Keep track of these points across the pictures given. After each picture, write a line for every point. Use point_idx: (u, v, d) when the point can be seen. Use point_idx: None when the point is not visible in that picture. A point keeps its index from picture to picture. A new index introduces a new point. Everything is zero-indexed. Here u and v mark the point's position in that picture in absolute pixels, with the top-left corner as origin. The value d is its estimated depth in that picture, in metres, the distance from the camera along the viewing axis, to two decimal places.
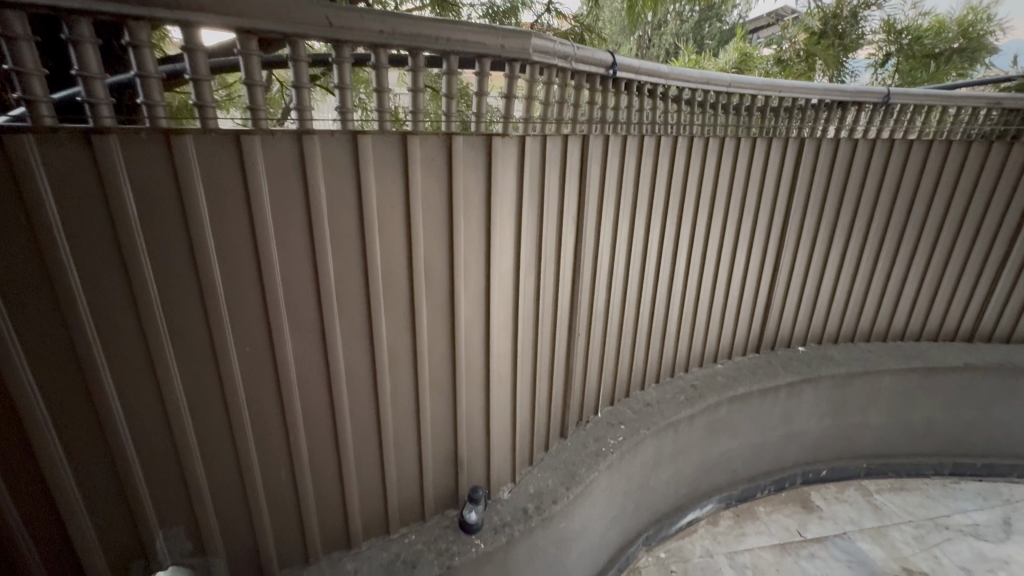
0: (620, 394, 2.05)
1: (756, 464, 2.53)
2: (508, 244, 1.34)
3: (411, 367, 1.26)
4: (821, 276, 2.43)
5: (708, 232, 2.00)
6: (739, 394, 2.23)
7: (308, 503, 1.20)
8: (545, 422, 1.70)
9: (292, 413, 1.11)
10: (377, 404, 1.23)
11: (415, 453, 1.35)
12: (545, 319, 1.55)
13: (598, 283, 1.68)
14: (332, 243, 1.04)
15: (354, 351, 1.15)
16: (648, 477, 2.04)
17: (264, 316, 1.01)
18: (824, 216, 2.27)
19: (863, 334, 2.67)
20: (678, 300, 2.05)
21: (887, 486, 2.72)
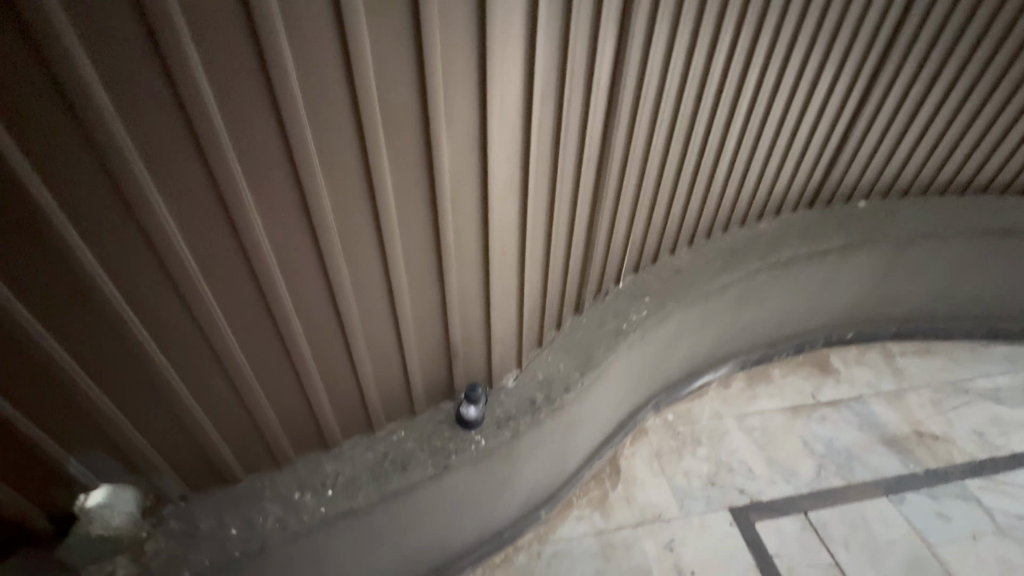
0: (646, 261, 1.72)
1: (781, 329, 2.32)
2: (514, 61, 0.86)
3: (373, 239, 0.91)
4: (910, 121, 1.86)
5: (790, 53, 1.41)
6: (784, 259, 1.93)
7: (260, 409, 0.97)
8: (558, 300, 1.41)
9: (201, 303, 0.81)
10: (329, 288, 0.92)
11: (394, 343, 1.08)
12: (566, 173, 1.13)
13: (638, 122, 1.20)
14: (203, 61, 0.63)
15: (280, 218, 0.80)
16: (667, 350, 1.84)
17: (98, 166, 0.65)
18: (950, 30, 1.61)
19: (937, 188, 2.21)
20: (730, 152, 1.56)
21: (911, 348, 2.57)
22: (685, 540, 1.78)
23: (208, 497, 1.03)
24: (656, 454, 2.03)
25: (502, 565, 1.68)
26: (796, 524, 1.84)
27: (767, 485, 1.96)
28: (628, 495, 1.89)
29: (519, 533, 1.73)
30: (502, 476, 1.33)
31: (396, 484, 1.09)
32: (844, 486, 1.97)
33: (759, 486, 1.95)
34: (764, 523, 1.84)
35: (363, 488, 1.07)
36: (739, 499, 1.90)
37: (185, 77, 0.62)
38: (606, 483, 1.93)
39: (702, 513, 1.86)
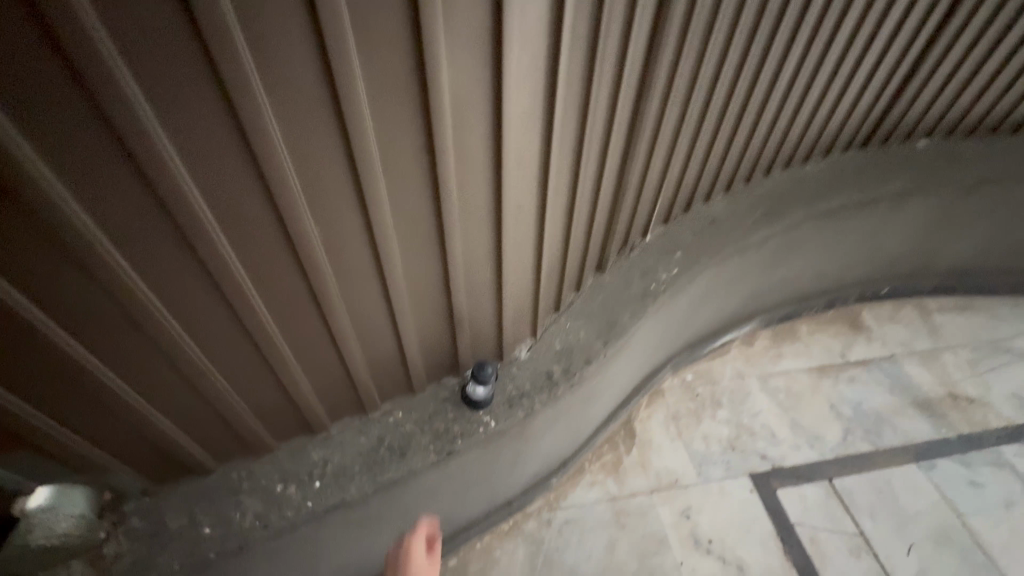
0: (678, 211, 1.50)
1: (813, 284, 2.13)
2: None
3: (340, 178, 0.71)
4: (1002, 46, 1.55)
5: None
6: (832, 208, 1.71)
7: (219, 389, 0.81)
8: (579, 259, 1.21)
9: (111, 268, 0.62)
10: (288, 242, 0.73)
11: (383, 309, 0.91)
12: (599, 103, 0.90)
13: (691, 37, 0.94)
14: None
15: (207, 151, 0.59)
16: (693, 310, 1.66)
17: None
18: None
19: (1010, 126, 1.93)
20: (790, 85, 1.29)
21: (950, 304, 2.38)
22: (703, 508, 1.69)
23: (182, 487, 0.90)
24: (674, 417, 1.91)
25: (510, 532, 1.60)
26: (820, 492, 1.75)
27: (790, 450, 1.85)
28: (643, 460, 1.79)
29: (529, 500, 1.64)
30: (513, 454, 1.20)
31: (394, 473, 0.96)
32: (872, 452, 1.86)
33: (782, 451, 1.84)
34: (787, 491, 1.75)
35: (356, 479, 0.94)
36: (760, 466, 1.80)
37: None
38: (620, 446, 1.82)
39: (721, 479, 1.76)
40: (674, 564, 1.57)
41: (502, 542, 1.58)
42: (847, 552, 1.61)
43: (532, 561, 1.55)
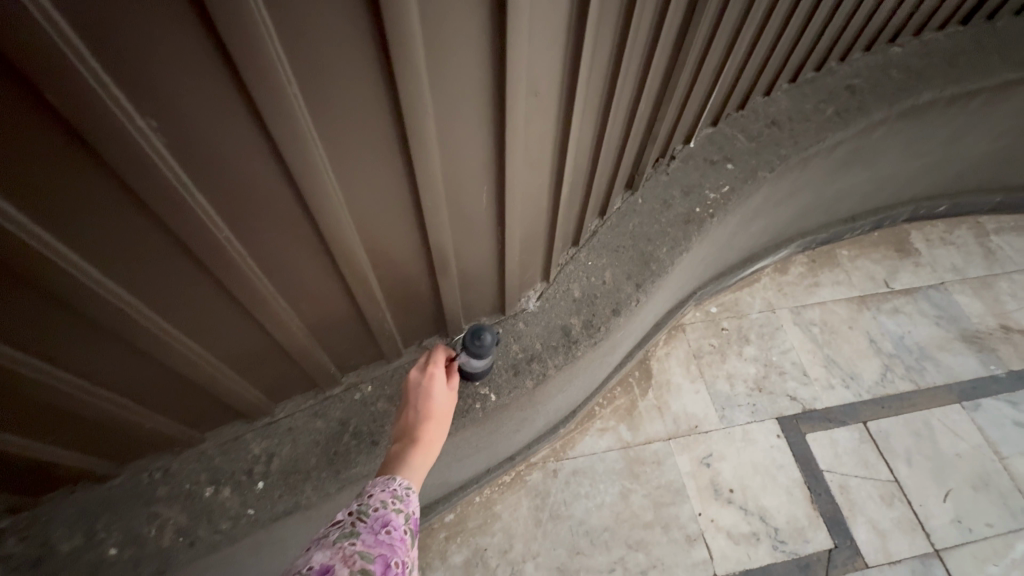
0: (730, 109, 1.18)
1: (865, 202, 1.82)
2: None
3: (167, 52, 0.41)
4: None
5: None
6: (920, 103, 1.33)
7: (57, 378, 0.57)
8: (608, 180, 0.93)
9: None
10: (102, 163, 0.45)
11: (318, 257, 0.66)
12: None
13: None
14: None
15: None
16: (733, 237, 1.37)
17: None
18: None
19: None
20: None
21: (1012, 224, 2.08)
22: (725, 455, 1.53)
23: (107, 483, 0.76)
24: (695, 355, 1.70)
25: (513, 484, 1.45)
26: (853, 435, 1.59)
27: (823, 391, 1.66)
28: (660, 403, 1.60)
29: (534, 451, 1.47)
30: (520, 420, 0.99)
31: (362, 470, 0.82)
32: (913, 391, 1.68)
33: (814, 392, 1.66)
34: (817, 435, 1.58)
35: (319, 480, 0.81)
36: (789, 408, 1.62)
37: None
38: (635, 389, 1.62)
39: (745, 423, 1.59)
40: (692, 515, 1.44)
41: (504, 496, 1.43)
42: (879, 500, 1.49)
43: (538, 515, 1.41)
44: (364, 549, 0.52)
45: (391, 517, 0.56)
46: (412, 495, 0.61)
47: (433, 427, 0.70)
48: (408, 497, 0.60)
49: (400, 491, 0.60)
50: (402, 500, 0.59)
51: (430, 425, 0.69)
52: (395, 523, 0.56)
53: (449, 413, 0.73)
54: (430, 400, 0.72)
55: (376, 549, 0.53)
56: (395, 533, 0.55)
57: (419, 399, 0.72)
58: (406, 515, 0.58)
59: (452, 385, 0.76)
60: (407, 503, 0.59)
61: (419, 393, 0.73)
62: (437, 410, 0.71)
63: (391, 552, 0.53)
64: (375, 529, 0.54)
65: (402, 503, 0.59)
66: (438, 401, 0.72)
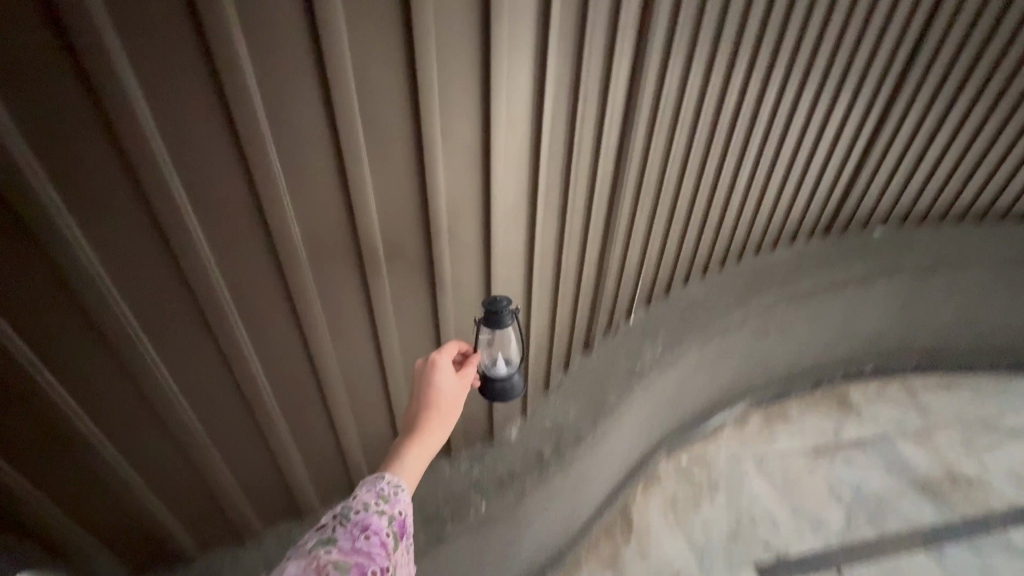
0: (660, 291, 1.51)
1: (798, 364, 2.19)
2: (527, 29, 0.75)
3: (344, 283, 0.83)
4: (949, 134, 1.69)
5: (837, 44, 1.25)
6: (802, 289, 1.89)
7: (216, 463, 0.89)
8: (566, 339, 1.27)
9: (116, 319, 0.66)
10: (298, 336, 0.84)
11: (381, 393, 1.01)
12: (578, 188, 1.00)
13: (659, 126, 1.05)
14: (175, 156, 0.59)
15: (226, 209, 0.66)
16: (681, 391, 1.72)
17: (46, 260, 0.59)
18: (1007, 32, 1.45)
19: (978, 213, 2.04)
20: (753, 160, 1.38)
21: (934, 382, 2.43)
22: None
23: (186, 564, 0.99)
24: (671, 503, 1.86)
25: None
26: None
27: (794, 538, 1.78)
28: (642, 550, 1.72)
29: None
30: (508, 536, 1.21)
31: None
32: (879, 539, 1.80)
33: (785, 539, 1.78)
34: None
35: None
36: (763, 556, 1.73)
37: (149, 167, 0.58)
38: (617, 537, 1.75)
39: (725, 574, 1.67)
40: None
41: None
42: None
43: None
44: (339, 556, 0.57)
45: (371, 521, 0.61)
46: (401, 493, 0.66)
47: (434, 418, 0.76)
48: (395, 495, 0.65)
49: (387, 490, 0.65)
50: (386, 503, 0.64)
51: (431, 415, 0.76)
52: (375, 526, 0.61)
53: (452, 403, 0.78)
54: (433, 390, 0.78)
55: (352, 556, 0.58)
56: (374, 539, 0.60)
57: (425, 389, 0.78)
58: (390, 516, 0.63)
59: (457, 374, 0.81)
60: (391, 505, 0.64)
61: (424, 385, 0.79)
62: (438, 402, 0.77)
63: (368, 559, 0.59)
64: (354, 534, 0.60)
65: (385, 506, 0.64)
66: (440, 392, 0.78)
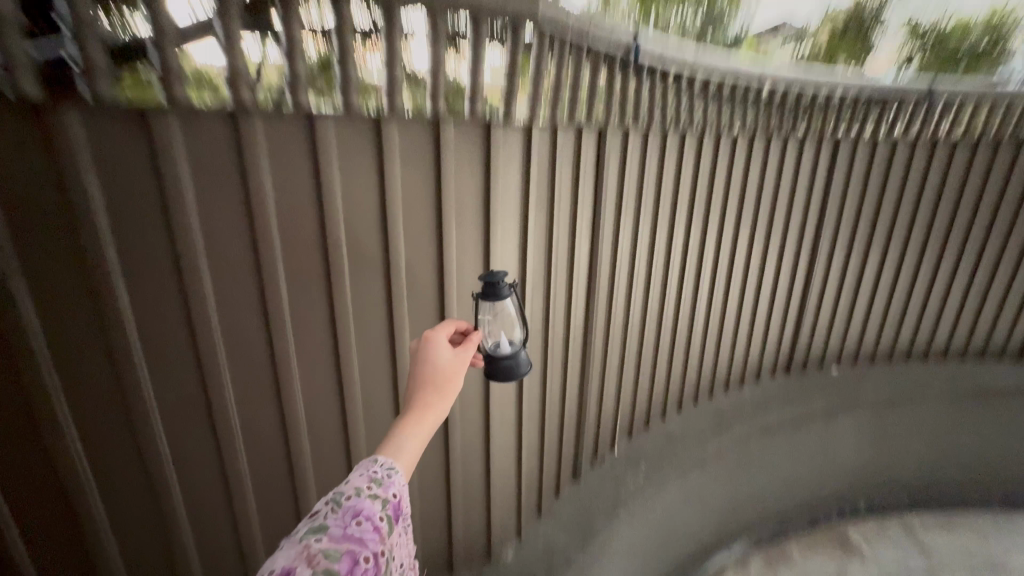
0: (639, 428, 1.73)
1: (788, 499, 2.27)
2: (513, 231, 1.10)
3: (385, 413, 1.05)
4: (858, 283, 2.14)
5: (742, 220, 1.75)
6: (769, 424, 2.11)
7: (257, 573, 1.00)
8: (556, 464, 1.46)
9: (228, 432, 0.87)
10: (346, 454, 1.03)
11: None
12: (556, 332, 1.31)
13: (617, 282, 1.41)
14: (293, 316, 0.88)
15: (314, 352, 0.92)
16: (668, 524, 1.85)
17: (198, 386, 0.83)
18: (865, 208, 2.03)
19: (920, 353, 2.35)
20: (703, 305, 1.75)
21: (933, 522, 2.44)
22: None
23: None
24: None
25: None
26: None
27: None
28: None
29: None
30: None
31: None
32: None
33: None
34: None
35: None
36: None
37: (279, 323, 0.86)
38: None
39: None
40: None
41: None
42: None
43: None
44: (330, 545, 0.60)
45: (363, 508, 0.64)
46: (395, 476, 0.70)
47: (430, 397, 0.79)
48: (389, 478, 0.69)
49: (380, 473, 0.69)
50: (379, 488, 0.67)
51: (427, 395, 0.79)
52: (367, 513, 0.65)
53: (447, 381, 0.82)
54: (428, 371, 0.82)
55: (343, 543, 0.61)
56: (366, 525, 0.64)
57: (421, 371, 0.82)
58: (384, 500, 0.67)
59: (451, 353, 0.85)
60: (385, 489, 0.68)
61: (423, 362, 0.83)
62: (433, 381, 0.81)
63: (361, 546, 0.62)
64: (346, 520, 0.63)
65: (378, 491, 0.67)
66: (435, 373, 0.82)
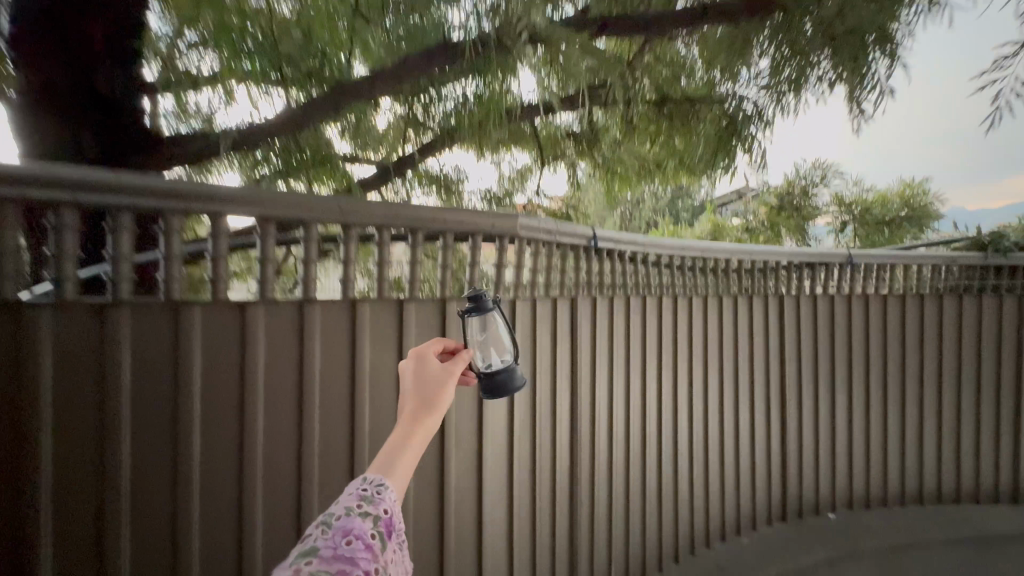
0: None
1: None
2: None
3: None
4: (832, 424, 2.27)
5: (711, 366, 1.97)
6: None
7: None
8: None
9: (249, 569, 0.93)
10: None
11: None
12: (543, 471, 1.44)
13: (597, 421, 1.58)
14: (320, 453, 1.02)
15: (332, 488, 1.03)
16: None
17: (233, 519, 0.92)
18: (823, 354, 2.27)
19: (911, 496, 2.40)
20: (683, 447, 1.87)
21: None
22: None
23: None
24: None
25: None
26: None
27: None
28: None
29: None
30: None
31: None
32: None
33: None
34: None
35: None
36: None
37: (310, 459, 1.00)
38: None
39: None
40: None
41: None
42: None
43: None
44: (319, 565, 0.60)
45: (353, 527, 0.65)
46: (384, 493, 0.71)
47: (422, 413, 0.82)
48: (377, 496, 0.70)
49: (369, 492, 0.70)
50: (369, 505, 0.68)
51: (419, 412, 0.82)
52: (357, 531, 0.64)
53: (438, 397, 0.85)
54: (419, 389, 0.85)
55: (333, 564, 0.60)
56: (358, 542, 0.63)
57: (413, 389, 0.85)
58: (375, 517, 0.67)
59: (442, 367, 0.88)
60: (375, 506, 0.69)
61: (412, 381, 0.86)
62: (425, 398, 0.84)
63: (352, 565, 0.61)
64: (337, 539, 0.63)
65: (368, 509, 0.68)
66: (425, 391, 0.85)
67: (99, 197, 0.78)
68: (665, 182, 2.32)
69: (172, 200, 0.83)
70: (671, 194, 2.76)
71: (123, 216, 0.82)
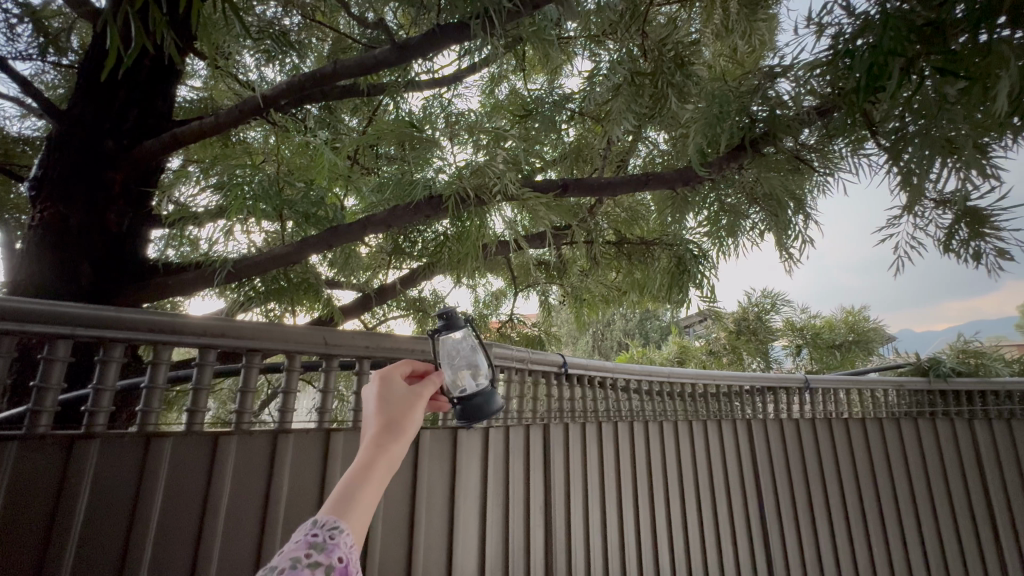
0: None
1: None
2: (473, 511, 1.28)
3: None
4: (819, 560, 2.17)
5: (687, 496, 1.94)
6: None
7: None
8: None
9: None
10: None
11: None
12: None
13: (574, 557, 1.50)
14: None
15: None
16: None
17: None
18: (797, 480, 2.26)
19: None
20: None
21: None
22: None
23: None
24: None
25: None
26: None
27: None
28: None
29: None
30: None
31: None
32: None
33: None
34: None
35: None
36: None
37: None
38: None
39: None
40: None
41: None
42: None
43: None
44: None
45: None
46: (341, 536, 0.55)
47: (389, 436, 0.65)
48: (331, 541, 0.54)
49: (321, 537, 0.54)
50: (320, 553, 0.53)
51: (386, 435, 0.65)
52: None
53: (408, 420, 0.68)
54: (385, 410, 0.68)
55: None
56: None
57: (378, 410, 0.68)
58: (328, 567, 0.52)
59: (411, 387, 0.73)
60: (328, 553, 0.53)
61: (374, 402, 0.69)
62: (393, 420, 0.67)
63: None
64: None
65: (319, 557, 0.52)
66: (391, 412, 0.68)
67: (94, 330, 0.82)
68: (630, 306, 2.50)
69: (164, 332, 0.88)
70: (638, 314, 3.06)
71: (113, 347, 0.86)
